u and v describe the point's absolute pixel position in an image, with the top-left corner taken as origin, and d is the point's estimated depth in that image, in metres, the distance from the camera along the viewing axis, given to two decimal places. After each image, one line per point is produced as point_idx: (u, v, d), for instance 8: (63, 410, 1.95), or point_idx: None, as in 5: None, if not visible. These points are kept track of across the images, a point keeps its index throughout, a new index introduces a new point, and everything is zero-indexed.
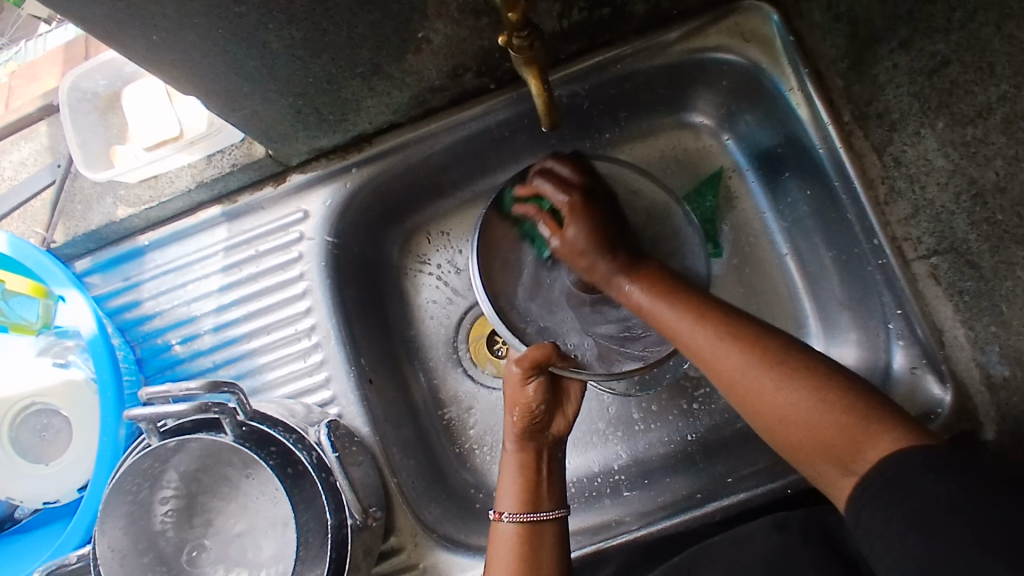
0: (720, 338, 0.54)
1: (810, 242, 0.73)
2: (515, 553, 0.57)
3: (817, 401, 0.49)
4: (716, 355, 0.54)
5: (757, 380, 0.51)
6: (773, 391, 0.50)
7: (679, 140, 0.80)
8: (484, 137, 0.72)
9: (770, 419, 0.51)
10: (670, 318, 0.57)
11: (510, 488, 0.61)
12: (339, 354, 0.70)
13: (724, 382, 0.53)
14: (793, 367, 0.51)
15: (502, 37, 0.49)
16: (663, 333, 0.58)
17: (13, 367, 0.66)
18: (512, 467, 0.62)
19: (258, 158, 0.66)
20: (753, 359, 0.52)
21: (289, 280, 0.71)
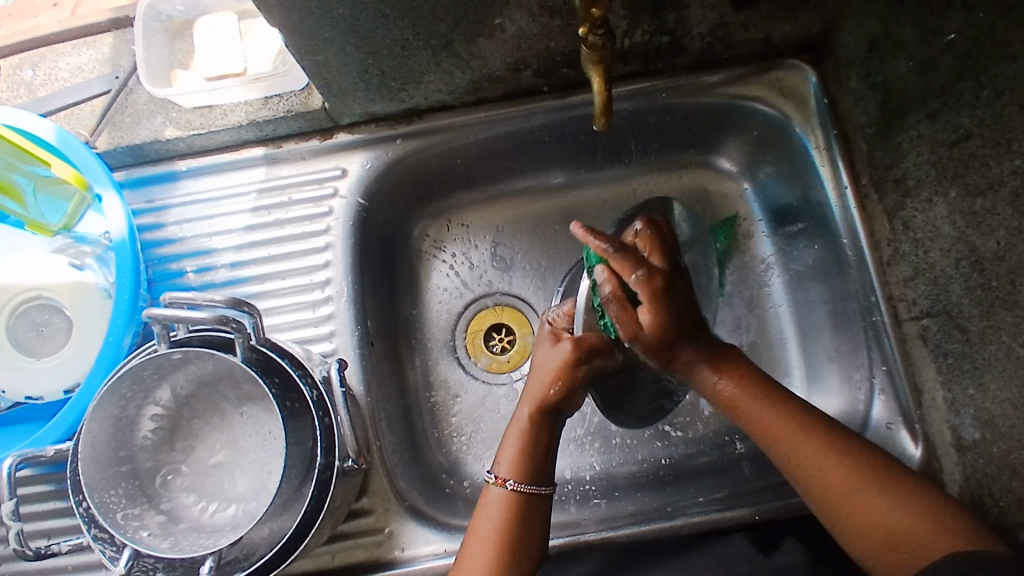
0: (789, 410, 0.56)
1: (809, 296, 0.78)
2: (495, 526, 0.58)
3: (869, 488, 0.52)
4: (772, 424, 0.56)
5: (813, 451, 0.54)
6: (834, 464, 0.53)
7: (702, 180, 0.85)
8: (526, 137, 0.76)
9: (822, 488, 0.53)
10: (740, 399, 0.57)
11: (511, 450, 0.61)
12: (348, 312, 0.71)
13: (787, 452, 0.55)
14: (845, 446, 0.54)
15: (580, 31, 0.53)
16: (732, 410, 0.58)
17: (28, 260, 0.66)
18: (516, 435, 0.62)
19: (314, 110, 0.69)
20: (817, 440, 0.54)
21: (313, 232, 0.73)
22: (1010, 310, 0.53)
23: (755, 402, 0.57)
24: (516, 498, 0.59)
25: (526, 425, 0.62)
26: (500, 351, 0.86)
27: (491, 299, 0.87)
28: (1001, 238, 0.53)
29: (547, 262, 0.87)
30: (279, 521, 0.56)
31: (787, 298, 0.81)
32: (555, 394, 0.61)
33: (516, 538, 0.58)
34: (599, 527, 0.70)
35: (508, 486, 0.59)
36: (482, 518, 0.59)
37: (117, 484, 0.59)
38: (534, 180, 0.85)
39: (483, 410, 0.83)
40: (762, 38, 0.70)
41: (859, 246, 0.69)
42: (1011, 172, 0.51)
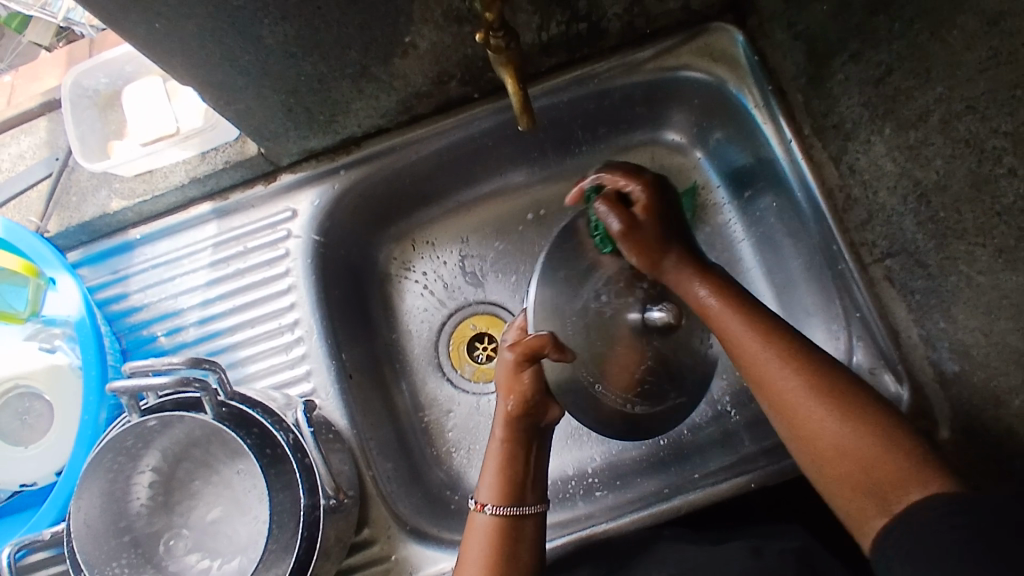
0: (751, 317, 0.57)
1: (781, 254, 0.77)
2: (484, 549, 0.60)
3: (836, 415, 0.50)
4: (743, 337, 0.57)
5: (772, 362, 0.54)
6: (789, 374, 0.53)
7: (655, 155, 0.84)
8: (467, 146, 0.76)
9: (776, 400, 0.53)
10: (724, 310, 0.59)
11: (493, 473, 0.62)
12: (321, 349, 0.72)
13: (748, 361, 0.56)
14: (809, 362, 0.53)
15: (480, 36, 0.53)
16: (705, 318, 0.61)
17: (3, 351, 0.67)
18: (496, 454, 0.63)
19: (251, 156, 0.69)
20: (777, 349, 0.55)
21: (274, 276, 0.73)
22: (962, 239, 0.52)
23: (732, 317, 0.58)
24: (504, 522, 0.60)
25: (501, 448, 0.63)
26: (485, 360, 0.86)
27: (469, 308, 0.87)
28: (939, 168, 0.52)
29: (517, 265, 0.87)
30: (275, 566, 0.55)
31: (759, 260, 0.80)
32: (512, 407, 0.62)
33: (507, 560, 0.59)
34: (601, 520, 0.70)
35: (488, 510, 0.61)
36: (475, 537, 0.61)
37: (120, 555, 0.60)
38: (489, 187, 0.85)
39: (477, 421, 0.83)
40: (681, 7, 0.69)
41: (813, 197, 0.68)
42: (935, 100, 0.50)
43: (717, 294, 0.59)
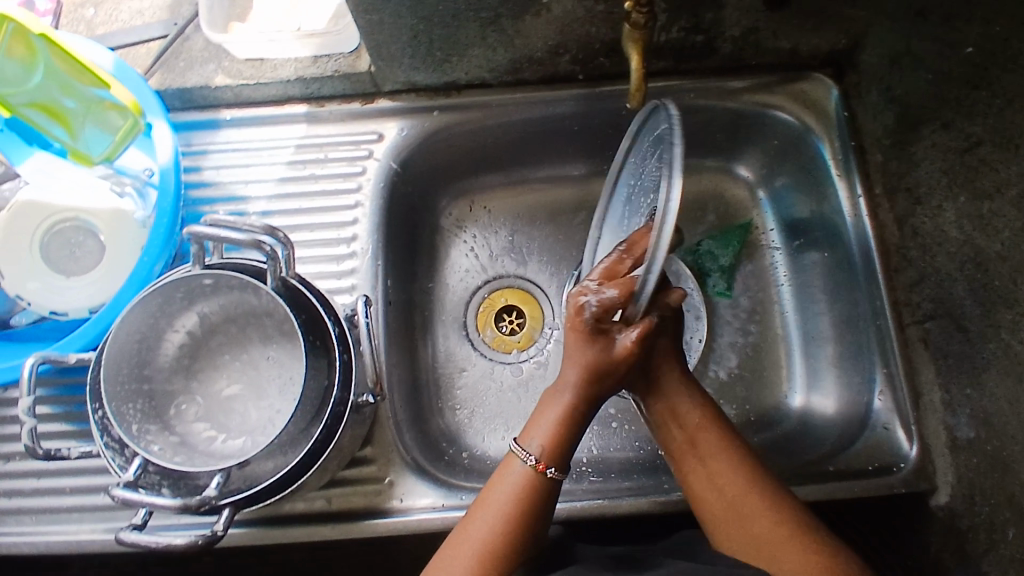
0: (728, 445, 0.58)
1: (818, 305, 0.79)
2: (491, 529, 0.55)
3: (800, 546, 0.52)
4: (722, 470, 0.57)
5: (754, 506, 0.55)
6: (764, 518, 0.54)
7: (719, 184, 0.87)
8: (556, 125, 0.79)
9: (748, 519, 0.55)
10: (698, 437, 0.58)
11: (550, 429, 0.57)
12: (371, 269, 0.74)
13: (725, 496, 0.56)
14: (755, 476, 0.56)
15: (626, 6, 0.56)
16: (678, 452, 0.59)
17: (73, 184, 0.69)
18: (561, 406, 0.57)
19: (360, 72, 0.72)
20: (769, 502, 0.55)
21: (345, 190, 0.75)
22: (1010, 308, 0.56)
23: (722, 450, 0.57)
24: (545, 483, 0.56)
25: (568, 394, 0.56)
26: (508, 333, 0.88)
27: (507, 279, 0.89)
28: (1006, 239, 0.56)
29: (563, 252, 0.89)
30: (280, 459, 0.58)
31: (795, 306, 0.83)
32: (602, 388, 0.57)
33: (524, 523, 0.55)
34: (597, 497, 0.71)
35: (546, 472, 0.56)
36: (486, 512, 0.56)
37: (135, 399, 0.61)
38: (556, 170, 0.88)
39: (487, 387, 0.85)
40: (791, 49, 0.73)
41: (868, 253, 0.71)
42: (1017, 175, 0.55)
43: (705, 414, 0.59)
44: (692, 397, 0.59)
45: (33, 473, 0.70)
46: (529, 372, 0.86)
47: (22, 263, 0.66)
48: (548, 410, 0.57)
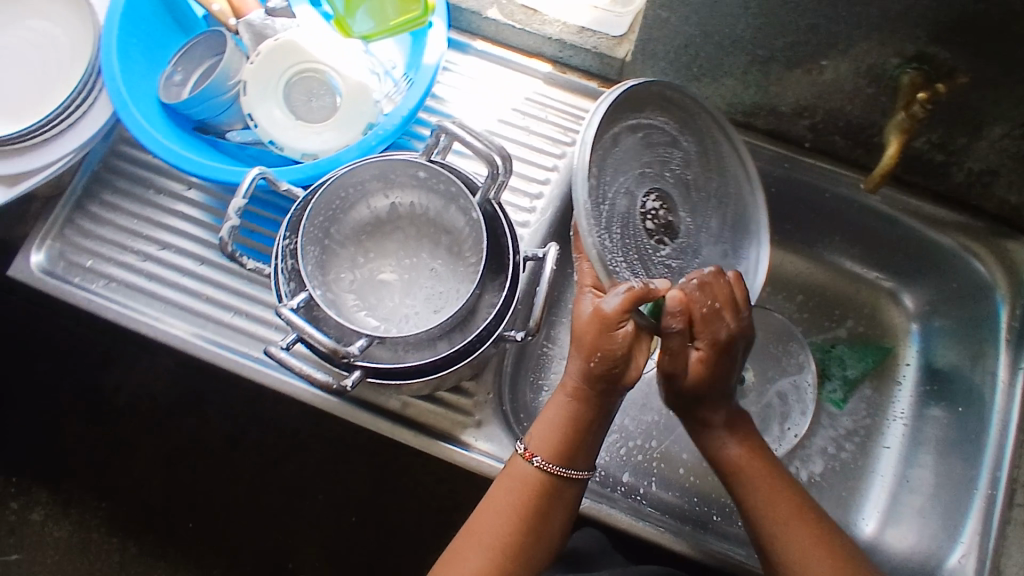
0: (772, 474, 0.63)
1: (918, 458, 0.80)
2: (497, 532, 0.60)
3: None
4: (770, 499, 0.62)
5: (798, 536, 0.60)
6: (818, 559, 0.58)
7: (875, 303, 0.87)
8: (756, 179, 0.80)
9: (782, 532, 0.60)
10: (745, 464, 0.63)
11: (551, 428, 0.62)
12: (542, 230, 0.76)
13: (774, 532, 0.60)
14: (821, 524, 0.61)
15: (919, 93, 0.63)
16: (733, 475, 0.64)
17: (335, 40, 0.74)
18: (557, 410, 0.62)
19: (614, 57, 0.75)
20: (806, 527, 0.60)
21: (551, 151, 0.78)
22: None
23: (759, 473, 0.63)
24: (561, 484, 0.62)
25: (566, 405, 0.62)
26: None
27: None
28: None
29: None
30: (404, 351, 0.62)
31: (900, 447, 0.82)
32: (598, 367, 0.58)
33: (529, 513, 0.60)
34: (659, 526, 0.72)
35: (534, 463, 0.61)
36: (492, 519, 0.60)
37: (314, 245, 0.65)
38: None
39: None
40: (1015, 204, 0.74)
41: (1006, 426, 0.71)
42: None
43: (745, 451, 0.63)
44: (727, 440, 0.64)
45: (178, 267, 0.75)
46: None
47: (265, 87, 0.72)
48: (556, 419, 0.62)
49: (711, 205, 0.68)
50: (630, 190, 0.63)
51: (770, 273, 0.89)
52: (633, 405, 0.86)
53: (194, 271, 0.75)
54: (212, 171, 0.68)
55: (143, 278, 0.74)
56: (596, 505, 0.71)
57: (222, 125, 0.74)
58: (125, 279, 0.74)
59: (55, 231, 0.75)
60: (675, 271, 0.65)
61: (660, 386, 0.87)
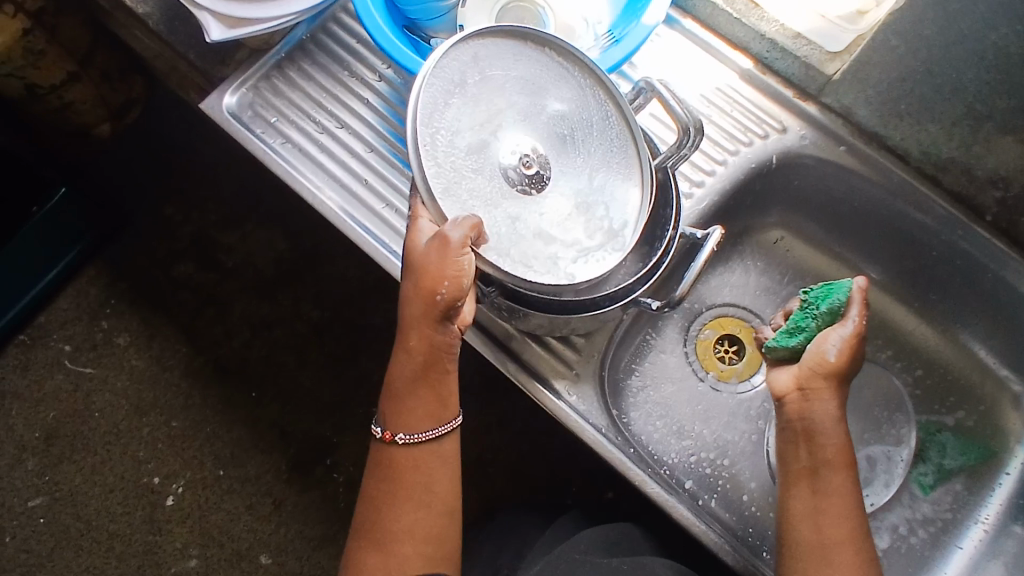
0: (841, 476, 0.60)
1: (989, 566, 0.77)
2: (375, 487, 0.64)
3: None
4: (829, 491, 0.60)
5: (840, 544, 0.59)
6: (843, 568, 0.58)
7: (994, 402, 0.84)
8: (919, 236, 0.79)
9: (829, 541, 0.59)
10: (829, 439, 0.61)
11: (399, 408, 0.63)
12: (692, 217, 0.77)
13: (816, 523, 0.60)
14: (861, 543, 0.59)
15: None
16: (806, 433, 0.62)
17: None
18: (400, 379, 0.62)
19: (823, 72, 0.76)
20: (848, 540, 0.59)
21: (724, 146, 0.78)
22: None
23: (838, 474, 0.60)
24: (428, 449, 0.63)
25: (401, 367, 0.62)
26: (718, 357, 0.89)
27: (754, 320, 0.90)
28: None
29: None
30: None
31: (974, 550, 0.79)
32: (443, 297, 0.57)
33: (389, 489, 0.63)
34: (720, 536, 0.70)
35: (396, 438, 0.63)
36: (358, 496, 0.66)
37: None
38: (866, 267, 0.88)
39: (674, 378, 0.87)
40: None
41: None
42: None
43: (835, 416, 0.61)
44: (823, 400, 0.61)
45: (349, 148, 0.79)
46: (703, 393, 0.87)
47: None
48: (394, 390, 0.63)
49: (584, 168, 0.63)
50: (491, 132, 0.60)
51: (894, 335, 0.87)
52: (718, 416, 0.86)
53: (361, 156, 0.79)
54: (418, 68, 0.71)
55: (315, 147, 0.79)
56: (668, 501, 0.68)
57: (431, 31, 0.78)
58: (300, 142, 0.79)
59: (252, 81, 0.80)
60: (534, 224, 0.61)
61: (749, 407, 0.86)
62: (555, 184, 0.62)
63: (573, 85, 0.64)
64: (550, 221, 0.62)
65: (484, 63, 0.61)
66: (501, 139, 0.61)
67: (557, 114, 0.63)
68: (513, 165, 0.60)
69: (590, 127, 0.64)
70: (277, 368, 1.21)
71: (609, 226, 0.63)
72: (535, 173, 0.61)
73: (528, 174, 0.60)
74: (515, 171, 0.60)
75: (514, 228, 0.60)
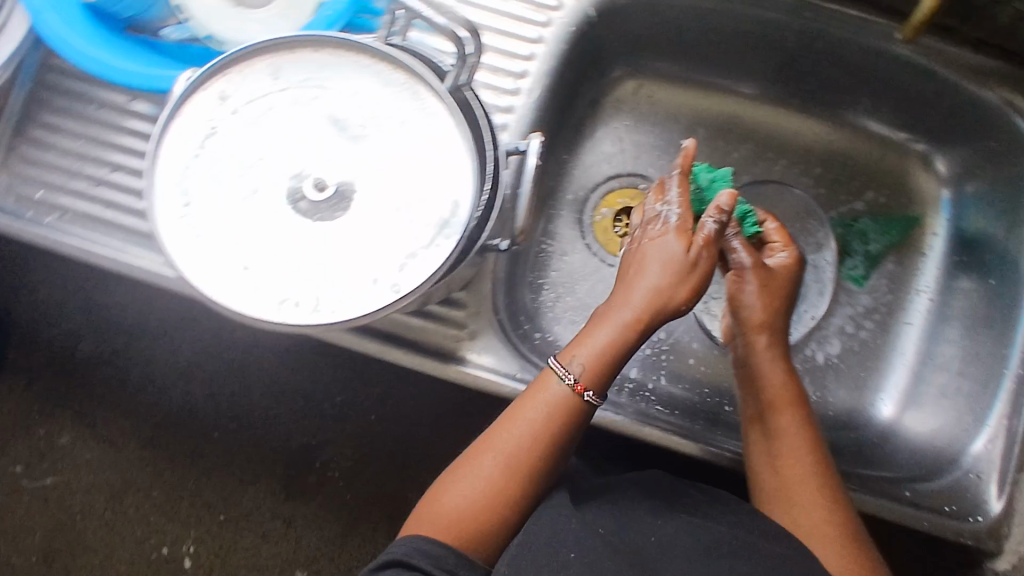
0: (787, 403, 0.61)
1: (942, 334, 0.76)
2: (517, 445, 0.55)
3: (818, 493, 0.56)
4: (780, 416, 0.60)
5: (797, 450, 0.58)
6: (805, 463, 0.58)
7: (902, 171, 0.80)
8: (771, 35, 0.72)
9: (788, 475, 0.57)
10: (772, 379, 0.62)
11: (595, 353, 0.55)
12: (528, 113, 0.67)
13: (772, 445, 0.59)
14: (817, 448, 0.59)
15: None
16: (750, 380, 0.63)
17: None
18: (533, 415, 0.55)
19: None
20: (802, 441, 0.59)
21: (530, 20, 0.68)
22: None
23: (788, 409, 0.60)
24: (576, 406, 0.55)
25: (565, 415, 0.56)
26: (620, 235, 0.83)
27: (641, 180, 0.83)
28: None
29: (710, 173, 0.82)
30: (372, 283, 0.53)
31: (923, 323, 0.77)
32: None
33: (538, 471, 0.55)
34: (666, 428, 0.68)
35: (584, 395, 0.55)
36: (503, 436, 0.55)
37: None
38: (735, 84, 0.80)
39: (584, 275, 0.82)
40: None
41: None
42: None
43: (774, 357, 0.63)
44: (761, 344, 0.63)
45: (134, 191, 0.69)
46: None
47: None
48: (605, 350, 0.55)
49: (386, 162, 0.51)
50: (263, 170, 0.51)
51: (782, 142, 0.81)
52: None
53: None
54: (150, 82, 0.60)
55: (97, 205, 0.68)
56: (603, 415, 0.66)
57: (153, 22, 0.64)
58: (78, 207, 0.68)
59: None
60: (339, 251, 0.49)
61: None
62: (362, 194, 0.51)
63: (350, 75, 0.52)
64: (360, 236, 0.50)
65: (233, 98, 0.51)
66: (276, 171, 0.51)
67: (338, 113, 0.52)
68: (298, 194, 0.50)
69: (382, 110, 0.52)
70: (223, 390, 1.01)
71: (440, 214, 0.50)
72: (324, 192, 0.50)
73: (313, 196, 0.50)
74: (300, 198, 0.50)
75: (319, 265, 0.49)
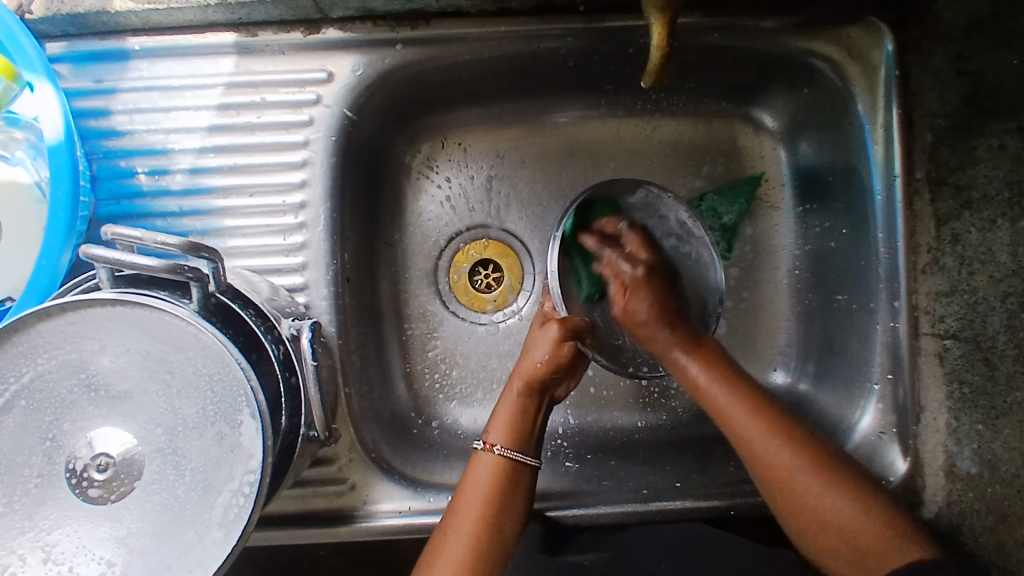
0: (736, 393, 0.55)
1: (815, 290, 0.73)
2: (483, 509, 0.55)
3: (817, 477, 0.52)
4: (735, 415, 0.55)
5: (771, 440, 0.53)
6: (780, 448, 0.53)
7: (732, 133, 0.77)
8: (548, 60, 0.66)
9: (779, 483, 0.53)
10: (716, 392, 0.56)
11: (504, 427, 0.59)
12: (324, 242, 0.62)
13: (740, 437, 0.54)
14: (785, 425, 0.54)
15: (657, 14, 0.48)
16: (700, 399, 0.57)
17: None
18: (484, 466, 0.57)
19: None
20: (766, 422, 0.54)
21: (287, 145, 0.62)
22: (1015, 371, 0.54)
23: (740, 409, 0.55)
24: (505, 468, 0.57)
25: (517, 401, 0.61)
26: (480, 289, 0.78)
27: (483, 230, 0.78)
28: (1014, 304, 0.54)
29: (548, 199, 0.77)
30: None
31: (797, 277, 0.75)
32: None
33: (506, 516, 0.55)
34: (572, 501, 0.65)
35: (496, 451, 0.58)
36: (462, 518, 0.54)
37: None
38: (539, 105, 0.75)
39: (460, 347, 0.77)
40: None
41: (894, 250, 0.63)
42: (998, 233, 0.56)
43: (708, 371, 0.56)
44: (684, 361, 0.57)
45: None
46: (493, 334, 0.77)
47: None
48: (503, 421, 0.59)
49: (167, 407, 0.46)
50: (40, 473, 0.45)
51: (608, 146, 0.77)
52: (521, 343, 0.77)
53: None
54: None
55: None
56: None
57: None
58: None
59: None
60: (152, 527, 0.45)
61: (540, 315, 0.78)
62: (151, 459, 0.46)
63: (96, 333, 0.46)
64: (168, 500, 0.46)
65: None
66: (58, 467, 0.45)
67: (97, 376, 0.46)
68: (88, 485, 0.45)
69: (141, 354, 0.46)
70: None
71: (240, 442, 0.46)
72: (115, 474, 0.45)
73: (105, 482, 0.45)
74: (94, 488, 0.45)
75: (129, 556, 0.45)
